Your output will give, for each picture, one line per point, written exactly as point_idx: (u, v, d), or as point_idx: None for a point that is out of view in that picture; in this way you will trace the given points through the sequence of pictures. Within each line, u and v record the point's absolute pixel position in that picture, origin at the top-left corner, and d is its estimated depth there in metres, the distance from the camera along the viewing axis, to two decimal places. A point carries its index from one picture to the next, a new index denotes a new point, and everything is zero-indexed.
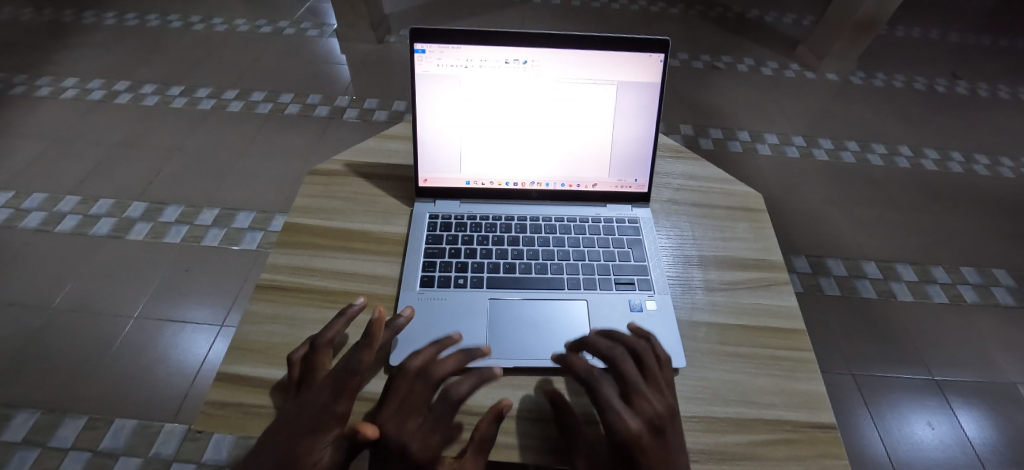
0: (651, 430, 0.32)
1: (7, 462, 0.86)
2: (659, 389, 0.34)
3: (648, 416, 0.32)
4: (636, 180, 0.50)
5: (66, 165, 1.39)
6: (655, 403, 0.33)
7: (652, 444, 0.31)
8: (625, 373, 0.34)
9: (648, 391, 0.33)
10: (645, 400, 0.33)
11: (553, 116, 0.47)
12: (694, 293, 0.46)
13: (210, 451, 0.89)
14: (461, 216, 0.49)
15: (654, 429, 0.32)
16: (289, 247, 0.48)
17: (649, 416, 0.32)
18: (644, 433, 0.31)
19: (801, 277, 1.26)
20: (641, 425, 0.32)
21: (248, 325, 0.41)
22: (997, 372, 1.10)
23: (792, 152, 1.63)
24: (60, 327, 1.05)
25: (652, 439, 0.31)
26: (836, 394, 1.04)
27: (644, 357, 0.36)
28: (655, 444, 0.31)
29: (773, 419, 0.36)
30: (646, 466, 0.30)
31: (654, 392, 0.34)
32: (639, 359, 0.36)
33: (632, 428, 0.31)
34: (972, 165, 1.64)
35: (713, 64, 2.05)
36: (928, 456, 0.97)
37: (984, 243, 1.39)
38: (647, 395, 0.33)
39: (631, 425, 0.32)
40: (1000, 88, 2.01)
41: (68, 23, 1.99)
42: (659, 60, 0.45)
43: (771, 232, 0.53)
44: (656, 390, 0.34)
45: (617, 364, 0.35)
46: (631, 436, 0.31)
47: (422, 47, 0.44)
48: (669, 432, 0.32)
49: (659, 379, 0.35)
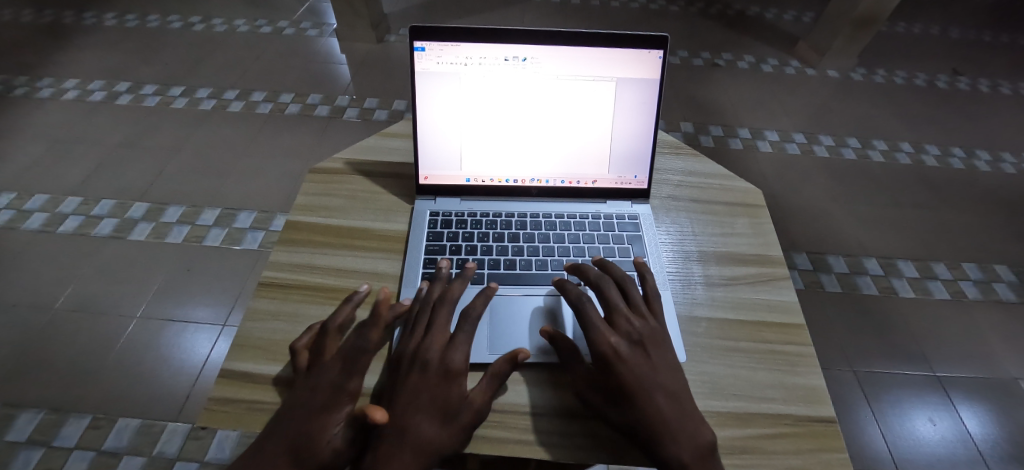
0: (631, 346, 0.36)
1: (11, 462, 0.86)
2: (642, 315, 0.39)
3: (628, 336, 0.37)
4: (635, 176, 0.50)
5: (67, 166, 1.40)
6: (635, 324, 0.37)
7: (631, 359, 0.35)
8: (609, 300, 0.39)
9: (629, 315, 0.38)
10: (627, 322, 0.37)
11: (553, 113, 0.47)
12: (694, 288, 0.46)
13: (213, 450, 0.89)
14: (462, 213, 0.50)
15: (634, 345, 0.36)
16: (290, 244, 0.49)
17: (630, 335, 0.37)
18: (624, 349, 0.36)
19: (802, 274, 1.26)
20: (619, 341, 0.36)
21: (250, 322, 0.41)
22: (999, 368, 1.10)
23: (792, 149, 1.63)
24: (63, 327, 1.05)
25: (633, 355, 0.36)
26: (838, 391, 1.04)
27: (628, 289, 0.40)
28: (635, 358, 0.35)
29: (773, 413, 0.37)
30: (622, 374, 0.35)
31: (637, 318, 0.38)
32: (624, 288, 0.40)
33: (613, 344, 0.36)
34: (974, 161, 1.64)
35: (714, 61, 2.04)
36: (929, 452, 0.97)
37: (985, 238, 1.38)
38: (628, 318, 0.38)
39: (611, 341, 0.36)
40: (1001, 84, 2.01)
41: (68, 24, 2.00)
42: (658, 56, 0.45)
43: (770, 228, 0.53)
44: (639, 317, 0.38)
45: (605, 293, 0.39)
46: (609, 347, 0.35)
47: (421, 45, 0.44)
48: (649, 349, 0.36)
49: (642, 306, 0.39)
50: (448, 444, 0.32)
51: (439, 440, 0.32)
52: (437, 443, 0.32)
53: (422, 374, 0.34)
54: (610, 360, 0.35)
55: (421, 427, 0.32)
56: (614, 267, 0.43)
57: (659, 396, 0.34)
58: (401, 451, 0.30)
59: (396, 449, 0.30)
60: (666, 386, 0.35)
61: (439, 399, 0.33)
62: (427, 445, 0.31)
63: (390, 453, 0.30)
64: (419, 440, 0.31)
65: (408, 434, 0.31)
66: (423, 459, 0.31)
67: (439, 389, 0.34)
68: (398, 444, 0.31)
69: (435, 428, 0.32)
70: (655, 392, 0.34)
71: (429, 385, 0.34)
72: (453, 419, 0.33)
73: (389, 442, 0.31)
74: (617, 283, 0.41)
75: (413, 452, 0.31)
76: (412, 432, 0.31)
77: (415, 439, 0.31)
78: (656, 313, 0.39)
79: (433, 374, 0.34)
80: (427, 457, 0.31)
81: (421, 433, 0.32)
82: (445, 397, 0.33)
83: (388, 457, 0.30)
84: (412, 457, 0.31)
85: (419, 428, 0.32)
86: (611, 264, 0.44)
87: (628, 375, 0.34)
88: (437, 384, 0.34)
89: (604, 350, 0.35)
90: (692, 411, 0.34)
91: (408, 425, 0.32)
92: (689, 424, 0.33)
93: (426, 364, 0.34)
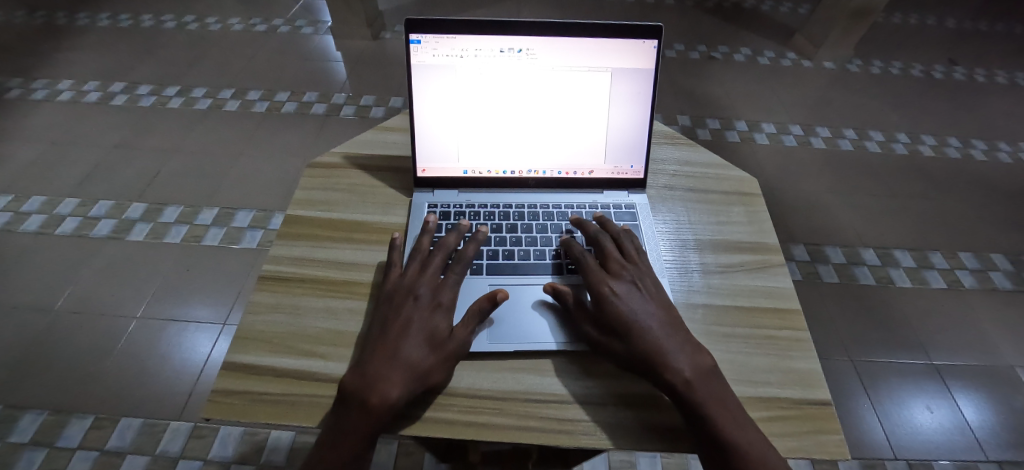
0: (625, 287, 0.40)
1: (16, 462, 0.87)
2: (632, 261, 0.43)
3: (623, 279, 0.40)
4: (632, 166, 0.51)
5: (63, 168, 1.39)
6: (628, 269, 0.41)
7: (624, 298, 0.39)
8: (605, 249, 0.43)
9: (622, 261, 0.42)
10: (621, 268, 0.41)
11: (548, 104, 0.48)
12: (691, 276, 0.46)
13: (216, 448, 0.90)
14: (460, 205, 0.50)
15: (629, 286, 0.40)
16: (289, 238, 0.49)
17: (623, 278, 0.40)
18: (619, 288, 0.39)
19: (800, 265, 1.27)
20: (614, 285, 0.40)
21: (251, 316, 0.41)
22: (995, 356, 1.11)
23: (789, 141, 1.63)
24: (63, 328, 1.06)
25: (626, 291, 0.39)
26: (837, 382, 1.05)
27: (621, 239, 0.45)
28: (631, 296, 0.39)
29: (769, 397, 0.37)
30: (613, 308, 0.38)
31: (627, 262, 0.43)
32: (619, 244, 0.44)
33: (611, 286, 0.39)
34: (970, 150, 1.64)
35: (710, 54, 2.04)
36: (927, 440, 0.98)
37: (981, 228, 1.39)
38: (621, 264, 0.42)
39: (608, 284, 0.39)
40: (997, 74, 2.01)
41: (62, 25, 1.99)
42: (653, 46, 0.45)
43: (766, 215, 0.54)
44: (630, 262, 0.43)
45: (601, 244, 0.44)
46: (604, 285, 0.39)
47: (417, 38, 0.44)
48: (640, 290, 0.40)
49: (632, 252, 0.44)
50: (434, 370, 0.35)
51: (425, 364, 0.35)
52: (425, 367, 0.35)
53: (414, 306, 0.38)
54: (604, 299, 0.38)
55: (410, 350, 0.35)
56: (613, 225, 0.47)
57: (654, 327, 0.37)
58: (391, 369, 0.34)
59: (386, 367, 0.34)
60: (659, 318, 0.38)
61: (427, 328, 0.37)
62: (415, 366, 0.34)
63: (382, 370, 0.34)
64: (408, 361, 0.34)
65: (397, 355, 0.35)
66: (410, 379, 0.34)
67: (428, 320, 0.37)
68: (389, 363, 0.34)
69: (423, 354, 0.35)
70: (650, 324, 0.37)
71: (419, 316, 0.37)
72: (439, 346, 0.36)
73: (381, 363, 0.34)
74: (613, 240, 0.45)
75: (403, 370, 0.34)
76: (401, 354, 0.35)
77: (405, 360, 0.34)
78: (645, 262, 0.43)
79: (423, 307, 0.38)
80: (415, 377, 0.34)
81: (410, 356, 0.35)
82: (432, 326, 0.37)
83: (379, 375, 0.33)
84: (401, 375, 0.34)
85: (408, 351, 0.35)
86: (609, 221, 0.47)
87: (625, 312, 0.37)
88: (426, 316, 0.38)
89: (602, 290, 0.39)
90: (687, 340, 0.37)
91: (398, 348, 0.35)
92: (684, 353, 0.35)
93: (417, 298, 0.39)
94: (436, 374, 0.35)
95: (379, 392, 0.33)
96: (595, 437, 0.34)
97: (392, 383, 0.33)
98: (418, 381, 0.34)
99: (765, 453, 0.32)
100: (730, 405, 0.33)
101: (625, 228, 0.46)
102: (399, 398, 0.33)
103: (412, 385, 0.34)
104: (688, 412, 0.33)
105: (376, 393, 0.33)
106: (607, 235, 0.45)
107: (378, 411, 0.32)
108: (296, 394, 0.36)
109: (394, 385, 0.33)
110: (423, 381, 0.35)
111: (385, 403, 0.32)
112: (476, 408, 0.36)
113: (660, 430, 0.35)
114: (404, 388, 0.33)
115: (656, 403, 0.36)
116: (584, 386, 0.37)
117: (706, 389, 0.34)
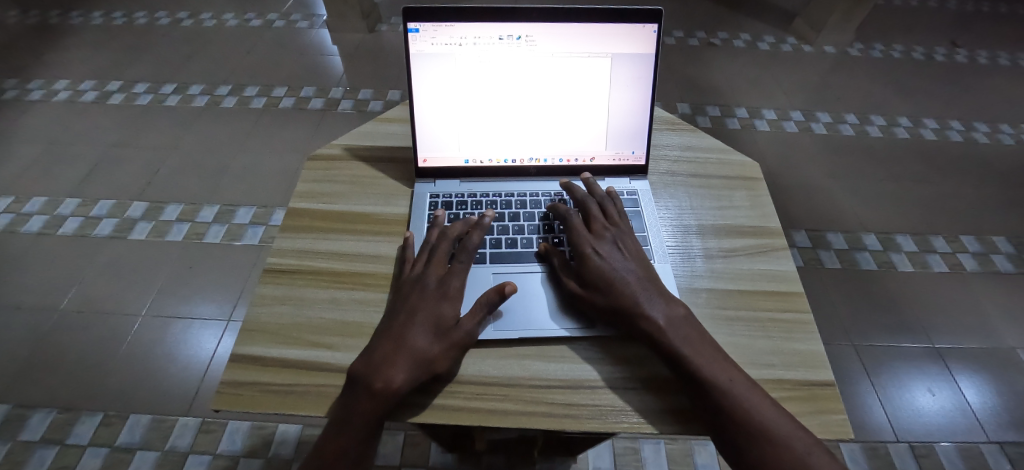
0: (607, 247, 0.42)
1: (28, 461, 0.88)
2: (614, 222, 0.45)
3: (604, 239, 0.43)
4: (633, 152, 0.51)
5: (63, 168, 1.39)
6: (609, 229, 0.44)
7: (603, 259, 0.41)
8: (587, 211, 0.45)
9: (604, 223, 0.44)
10: (602, 228, 0.44)
11: (547, 91, 0.48)
12: (693, 261, 0.47)
13: (225, 442, 0.91)
14: (462, 194, 0.50)
15: (610, 246, 0.42)
16: (293, 231, 0.49)
17: (604, 237, 0.43)
18: (599, 247, 0.42)
19: (801, 251, 1.26)
20: (596, 247, 0.42)
21: (257, 308, 0.42)
22: (998, 338, 1.11)
23: (790, 127, 1.63)
24: (69, 327, 1.06)
25: (608, 250, 0.42)
26: (838, 365, 1.05)
27: (605, 202, 0.47)
28: (611, 255, 0.41)
29: (774, 378, 0.37)
30: (590, 265, 0.40)
31: (610, 224, 0.45)
32: (602, 207, 0.47)
33: (593, 246, 0.42)
34: (972, 133, 1.63)
35: (709, 40, 2.03)
36: (928, 422, 0.98)
37: (983, 211, 1.39)
38: (604, 225, 0.44)
39: (591, 244, 0.42)
40: (1000, 55, 1.99)
41: (55, 24, 1.97)
42: (653, 30, 0.45)
43: (768, 200, 0.54)
44: (612, 224, 0.45)
45: (585, 205, 0.46)
46: (585, 245, 0.42)
47: (416, 26, 0.44)
48: (623, 255, 0.41)
49: (615, 214, 0.46)
50: (440, 357, 0.35)
51: (430, 350, 0.35)
52: (430, 353, 0.35)
53: (421, 294, 0.39)
54: (585, 258, 0.41)
55: (414, 338, 0.35)
56: (597, 188, 0.48)
57: (631, 281, 0.39)
58: (397, 354, 0.34)
59: (392, 353, 0.34)
60: (637, 273, 0.40)
61: (432, 317, 0.37)
62: (419, 353, 0.35)
63: (387, 357, 0.34)
64: (412, 348, 0.35)
65: (403, 343, 0.35)
66: (415, 365, 0.34)
67: (434, 307, 0.38)
68: (393, 350, 0.35)
69: (428, 341, 0.36)
70: (628, 278, 0.39)
71: (425, 305, 0.38)
72: (445, 334, 0.36)
73: (387, 349, 0.35)
74: (598, 202, 0.47)
75: (407, 356, 0.34)
76: (407, 341, 0.35)
77: (410, 347, 0.35)
78: (625, 221, 0.46)
79: (429, 296, 0.38)
80: (418, 364, 0.34)
81: (414, 343, 0.35)
82: (438, 314, 0.37)
83: (384, 360, 0.34)
84: (406, 361, 0.34)
85: (413, 338, 0.35)
86: (595, 183, 0.49)
87: (605, 268, 0.40)
88: (432, 304, 0.38)
89: (585, 250, 0.42)
90: (662, 293, 0.39)
91: (404, 336, 0.36)
92: (662, 307, 0.37)
93: (425, 287, 0.39)
94: (441, 362, 0.35)
95: (385, 376, 0.33)
96: (601, 421, 0.35)
97: (397, 368, 0.34)
98: (423, 368, 0.34)
99: (751, 392, 0.33)
100: (706, 347, 0.35)
101: (609, 191, 0.48)
102: (403, 384, 0.33)
103: (416, 371, 0.34)
104: (674, 361, 0.35)
105: (381, 378, 0.33)
106: (592, 198, 0.47)
107: (382, 396, 0.33)
108: (303, 384, 0.36)
109: (400, 370, 0.34)
110: (428, 369, 0.35)
111: (389, 388, 0.33)
112: (481, 394, 0.36)
113: (663, 413, 0.35)
114: (409, 374, 0.34)
115: (662, 385, 0.37)
116: (585, 368, 0.38)
117: (681, 334, 0.36)
